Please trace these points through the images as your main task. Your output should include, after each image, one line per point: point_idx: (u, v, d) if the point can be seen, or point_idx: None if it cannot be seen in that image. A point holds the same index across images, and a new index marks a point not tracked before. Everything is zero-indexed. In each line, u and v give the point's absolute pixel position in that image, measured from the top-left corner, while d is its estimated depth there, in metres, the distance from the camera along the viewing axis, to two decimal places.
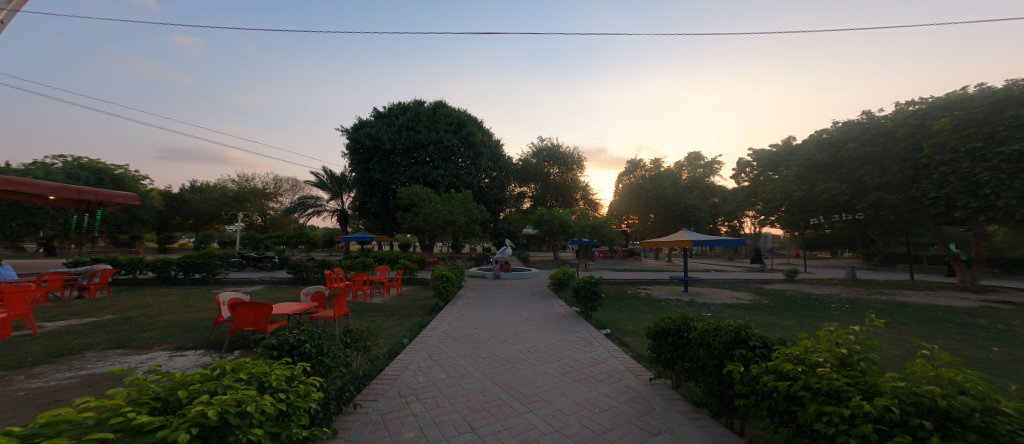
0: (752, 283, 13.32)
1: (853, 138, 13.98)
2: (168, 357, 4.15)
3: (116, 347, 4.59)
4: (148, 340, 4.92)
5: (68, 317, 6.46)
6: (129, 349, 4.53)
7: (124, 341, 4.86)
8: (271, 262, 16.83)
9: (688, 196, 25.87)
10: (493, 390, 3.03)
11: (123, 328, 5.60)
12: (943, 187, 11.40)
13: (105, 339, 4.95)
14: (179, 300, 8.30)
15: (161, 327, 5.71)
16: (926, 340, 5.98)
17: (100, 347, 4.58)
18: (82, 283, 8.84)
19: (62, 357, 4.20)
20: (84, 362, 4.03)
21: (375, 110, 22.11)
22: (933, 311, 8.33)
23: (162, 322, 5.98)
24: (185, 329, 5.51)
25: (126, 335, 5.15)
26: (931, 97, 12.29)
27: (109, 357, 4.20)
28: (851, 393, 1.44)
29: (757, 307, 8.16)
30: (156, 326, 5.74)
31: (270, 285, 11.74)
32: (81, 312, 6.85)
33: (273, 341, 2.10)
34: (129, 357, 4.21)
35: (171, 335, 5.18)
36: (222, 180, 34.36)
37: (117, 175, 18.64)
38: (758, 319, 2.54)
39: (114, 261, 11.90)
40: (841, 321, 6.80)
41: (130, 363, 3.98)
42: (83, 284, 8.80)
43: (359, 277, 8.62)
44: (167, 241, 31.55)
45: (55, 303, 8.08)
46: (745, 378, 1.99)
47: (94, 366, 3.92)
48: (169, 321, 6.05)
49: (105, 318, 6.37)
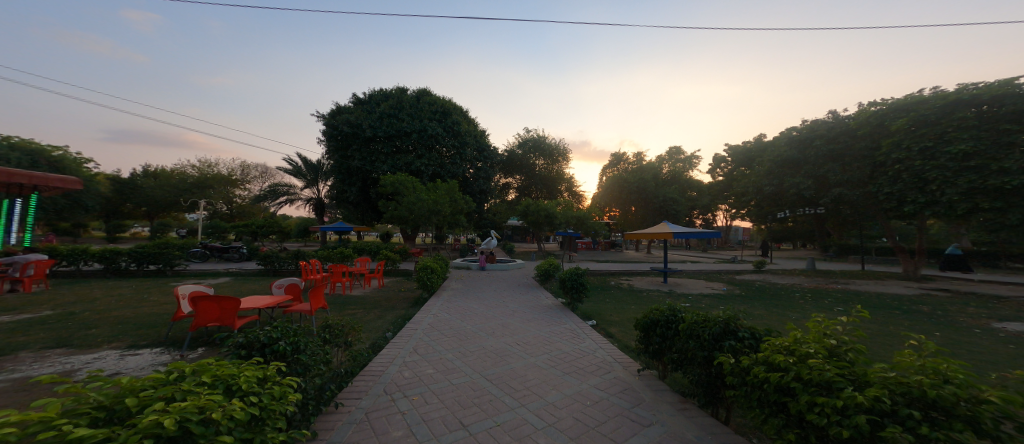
0: (725, 273, 13.93)
1: (821, 136, 14.72)
2: (118, 357, 3.80)
3: (57, 347, 4.16)
4: (95, 338, 4.49)
5: (1, 313, 5.82)
6: (72, 348, 4.11)
7: (65, 339, 4.41)
8: (238, 252, 15.92)
9: (667, 189, 26.60)
10: (482, 385, 2.96)
11: (66, 325, 5.09)
12: (896, 183, 12.25)
13: (44, 337, 4.48)
14: (133, 294, 7.65)
15: (111, 323, 5.23)
16: (887, 326, 6.44)
17: (38, 347, 4.13)
18: (14, 276, 7.94)
19: None
20: (17, 364, 3.61)
21: (355, 95, 21.15)
22: (885, 299, 9.03)
23: (112, 318, 5.48)
24: (139, 325, 5.09)
25: (68, 333, 4.68)
26: (891, 99, 13.11)
27: (47, 358, 3.79)
28: (842, 383, 1.48)
29: (733, 296, 8.54)
30: (104, 322, 5.25)
31: (238, 277, 11.10)
32: (14, 308, 6.16)
33: (241, 340, 1.90)
34: (72, 358, 3.81)
35: (122, 332, 4.75)
36: (180, 164, 31.96)
37: (54, 157, 16.87)
38: (747, 309, 2.56)
39: (53, 251, 10.82)
40: (809, 309, 7.22)
41: (73, 364, 3.60)
42: (16, 276, 7.91)
43: (337, 268, 8.29)
44: (117, 230, 29.16)
45: None
46: (734, 369, 2.01)
47: (30, 368, 3.51)
48: (121, 317, 5.56)
49: (43, 314, 5.77)
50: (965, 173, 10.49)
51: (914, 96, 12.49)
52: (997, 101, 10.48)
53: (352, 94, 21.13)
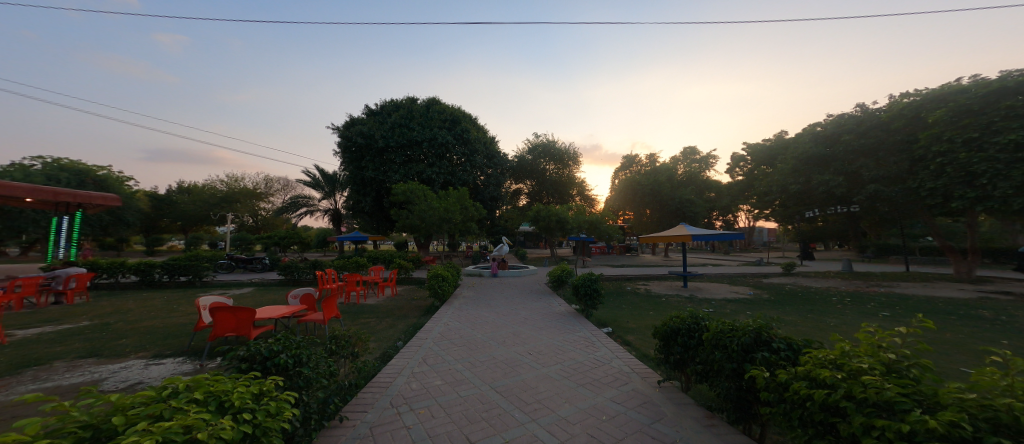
0: (750, 277, 13.26)
1: (849, 131, 13.94)
2: (142, 367, 3.94)
3: (88, 357, 4.37)
4: (123, 348, 4.69)
5: (42, 324, 6.18)
6: (102, 358, 4.31)
7: (97, 349, 4.63)
8: (261, 263, 16.51)
9: (684, 190, 25.84)
10: (491, 397, 2.87)
11: (99, 335, 5.36)
12: (940, 178, 11.37)
13: (78, 348, 4.72)
14: (162, 305, 8.02)
15: (140, 333, 5.48)
16: (932, 332, 5.93)
17: (71, 357, 4.35)
18: (57, 288, 8.50)
19: (28, 368, 3.97)
20: (51, 374, 3.79)
21: (367, 107, 21.76)
22: (932, 303, 8.31)
23: (141, 329, 5.73)
24: (165, 335, 5.29)
25: (99, 344, 4.91)
26: (926, 89, 12.28)
27: (79, 368, 3.97)
28: (905, 404, 1.30)
29: (759, 301, 8.09)
30: (133, 332, 5.50)
31: (259, 287, 11.49)
32: (55, 319, 6.55)
33: (242, 353, 1.87)
34: (101, 367, 3.98)
35: (148, 342, 4.95)
36: (210, 180, 33.73)
37: (99, 176, 18.14)
38: (778, 317, 2.36)
39: (94, 264, 11.54)
40: (843, 315, 6.74)
41: (101, 373, 3.76)
42: (59, 289, 8.44)
43: (352, 277, 8.43)
44: (154, 243, 30.96)
45: (30, 310, 7.81)
46: (770, 385, 1.83)
47: (62, 377, 3.68)
48: (149, 327, 5.82)
49: (81, 325, 6.11)
50: (1019, 165, 9.63)
51: (952, 85, 11.66)
52: None
53: (364, 106, 21.74)
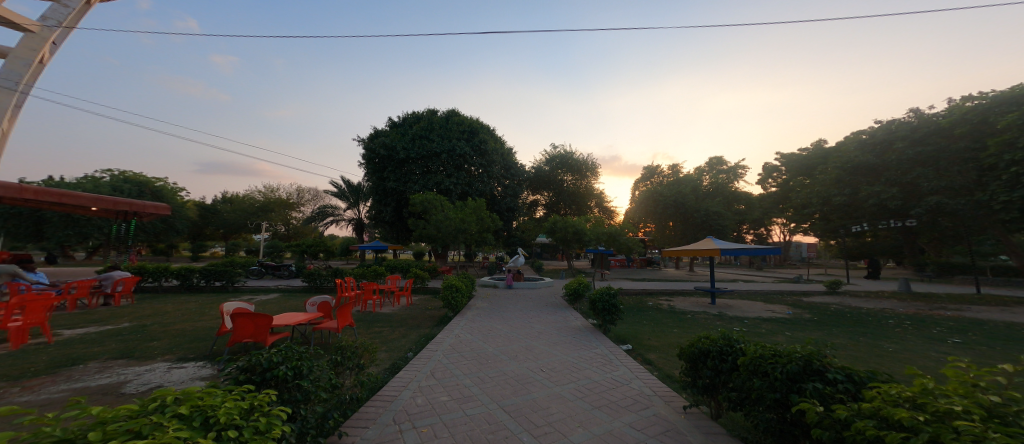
0: (787, 295, 12.32)
1: (902, 137, 12.82)
2: (165, 370, 4.12)
3: (118, 358, 4.61)
4: (151, 351, 4.93)
5: (87, 325, 6.66)
6: (130, 360, 4.54)
7: (128, 351, 4.89)
8: (289, 270, 17.25)
9: (709, 202, 24.74)
10: (499, 418, 2.73)
11: (133, 337, 5.68)
12: (1016, 189, 10.13)
13: (112, 349, 5.00)
14: (194, 308, 8.47)
15: (169, 336, 5.76)
16: (997, 361, 5.24)
17: (103, 358, 4.60)
18: (106, 291, 9.22)
19: (65, 368, 4.23)
20: (82, 374, 4.01)
21: (390, 120, 22.57)
22: (1006, 330, 7.31)
23: (171, 332, 6.04)
24: (190, 339, 5.54)
25: (132, 345, 5.20)
26: (994, 91, 11.11)
27: (108, 369, 4.19)
28: None
29: (796, 321, 7.45)
30: (164, 335, 5.80)
31: (285, 294, 11.95)
32: (98, 320, 7.04)
33: (244, 363, 1.87)
34: (127, 369, 4.19)
35: (175, 345, 5.18)
36: (248, 191, 35.99)
37: (156, 187, 19.78)
38: (832, 343, 2.02)
39: (140, 269, 12.45)
40: (895, 340, 6.05)
41: (126, 375, 3.94)
42: (108, 291, 9.15)
43: (370, 286, 8.60)
44: (198, 249, 33.24)
45: (81, 311, 8.47)
46: (824, 422, 1.46)
47: (91, 378, 3.89)
48: (178, 330, 6.12)
49: (119, 326, 6.52)
50: None
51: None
52: None
53: (387, 119, 22.56)
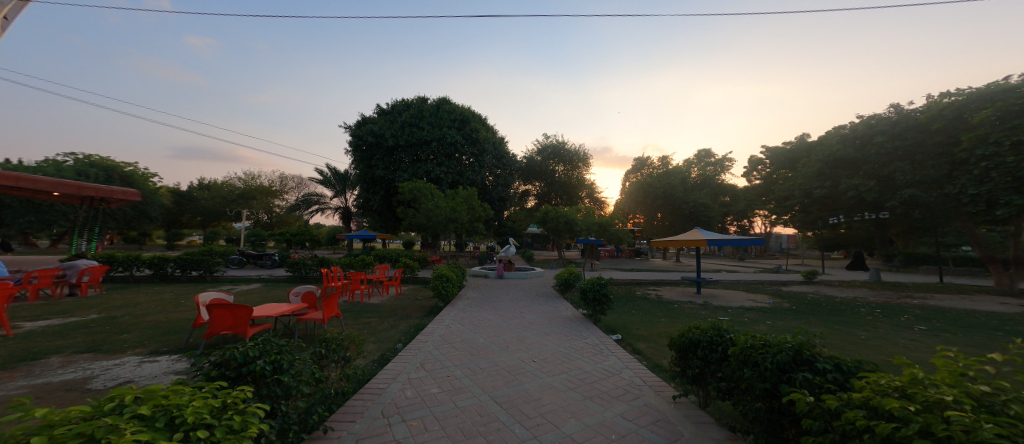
0: (768, 284, 12.73)
1: (882, 132, 13.21)
2: (136, 364, 3.95)
3: (86, 352, 4.39)
4: (122, 344, 4.72)
5: (52, 316, 6.33)
6: (99, 353, 4.33)
7: (96, 344, 4.67)
8: (271, 259, 16.80)
9: (697, 193, 25.14)
10: (490, 410, 2.70)
11: (102, 329, 5.43)
12: (984, 183, 10.60)
13: (79, 342, 4.77)
14: (170, 299, 8.15)
15: (142, 328, 5.53)
16: (965, 347, 5.51)
17: (69, 351, 4.38)
18: (72, 281, 8.78)
19: (27, 362, 4.00)
20: (45, 369, 3.80)
21: (378, 106, 21.95)
22: (970, 318, 7.72)
23: (144, 324, 5.79)
24: (164, 331, 5.32)
25: (100, 338, 4.96)
26: (969, 88, 11.51)
27: (75, 363, 3.99)
28: None
29: (779, 311, 7.69)
30: (136, 327, 5.56)
31: (267, 284, 11.63)
32: (65, 312, 6.70)
33: (218, 357, 1.77)
34: (95, 363, 4.00)
35: (147, 338, 4.96)
36: (228, 177, 34.71)
37: (126, 172, 18.82)
38: (821, 334, 2.04)
39: (110, 258, 11.90)
40: (871, 328, 6.30)
41: (93, 370, 3.76)
42: (74, 281, 8.72)
43: (357, 276, 8.45)
44: (175, 237, 32.05)
45: (46, 301, 8.05)
46: (812, 411, 1.48)
47: (54, 373, 3.69)
48: (152, 322, 5.88)
49: (87, 318, 6.22)
50: None
51: (999, 84, 10.88)
52: None
53: (376, 105, 21.94)
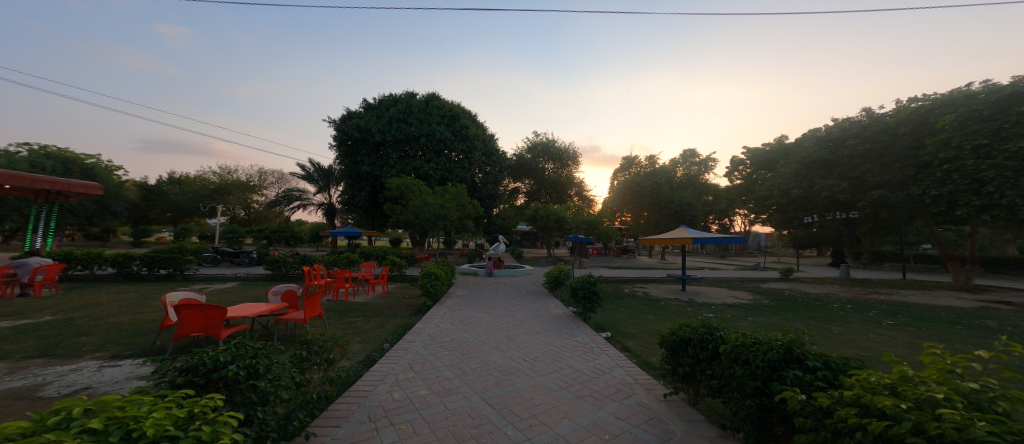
0: (749, 281, 13.14)
1: (855, 135, 13.79)
2: (96, 369, 3.69)
3: (39, 356, 4.08)
4: (80, 347, 4.41)
5: (3, 318, 5.87)
6: (54, 358, 4.03)
7: (51, 348, 4.34)
8: (248, 257, 16.18)
9: (683, 192, 25.68)
10: (482, 411, 2.64)
11: (59, 332, 5.07)
12: (946, 185, 11.23)
13: (32, 346, 4.43)
14: (136, 299, 7.70)
15: (104, 330, 5.19)
16: (934, 341, 5.80)
17: (20, 356, 4.06)
18: (23, 280, 8.18)
19: None
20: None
21: (365, 100, 21.41)
22: (935, 312, 8.16)
23: (106, 325, 5.44)
24: (129, 333, 5.01)
25: (56, 341, 4.62)
26: (935, 94, 12.13)
27: (27, 369, 3.70)
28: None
29: (761, 307, 7.91)
30: (96, 329, 5.21)
31: (244, 282, 11.17)
32: (18, 313, 6.23)
33: (185, 362, 1.64)
34: (49, 369, 3.71)
35: (109, 341, 4.65)
36: (201, 171, 33.21)
37: (87, 165, 17.70)
38: (809, 331, 2.07)
39: (69, 255, 11.16)
40: (849, 323, 6.54)
41: (47, 376, 3.49)
42: (25, 281, 8.13)
43: (341, 274, 8.22)
44: (143, 234, 30.49)
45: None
46: (804, 409, 1.47)
47: (2, 380, 3.41)
48: (115, 324, 5.53)
49: (42, 320, 5.79)
50: None
51: (962, 90, 11.51)
52: None
53: (362, 99, 21.40)
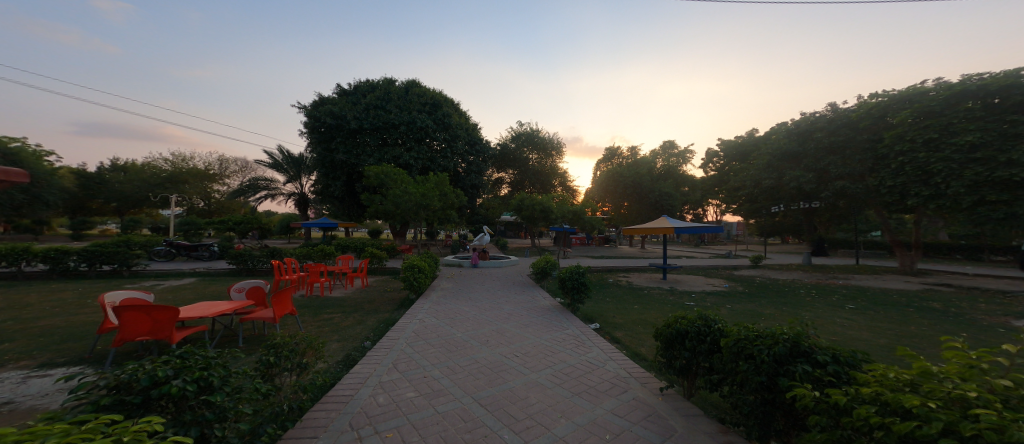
0: (722, 269, 13.67)
1: (821, 129, 14.49)
2: (19, 380, 3.25)
3: None
4: (1, 355, 3.89)
5: None
6: None
7: None
8: (209, 251, 15.11)
9: (662, 183, 26.31)
10: (474, 413, 2.50)
11: None
12: (899, 176, 12.06)
13: None
14: (76, 299, 6.95)
15: (33, 335, 4.62)
16: (898, 322, 6.19)
17: None
18: None
19: None
20: None
21: (339, 85, 20.30)
22: (891, 296, 8.78)
23: (36, 329, 4.85)
24: (62, 338, 4.48)
25: None
26: (893, 90, 12.90)
27: None
28: None
29: (738, 294, 8.22)
30: (22, 334, 4.63)
31: (205, 278, 10.41)
32: None
33: (124, 377, 1.40)
34: None
35: (38, 347, 4.14)
36: (153, 158, 30.60)
37: (11, 149, 15.85)
38: (813, 324, 2.07)
39: None
40: (822, 309, 6.87)
41: None
42: None
43: (314, 267, 7.80)
44: (85, 226, 27.93)
45: None
46: (819, 406, 1.45)
47: None
48: (47, 327, 4.94)
49: None
50: (971, 165, 10.33)
51: (917, 87, 12.30)
52: (1004, 92, 10.37)
53: (336, 84, 20.29)
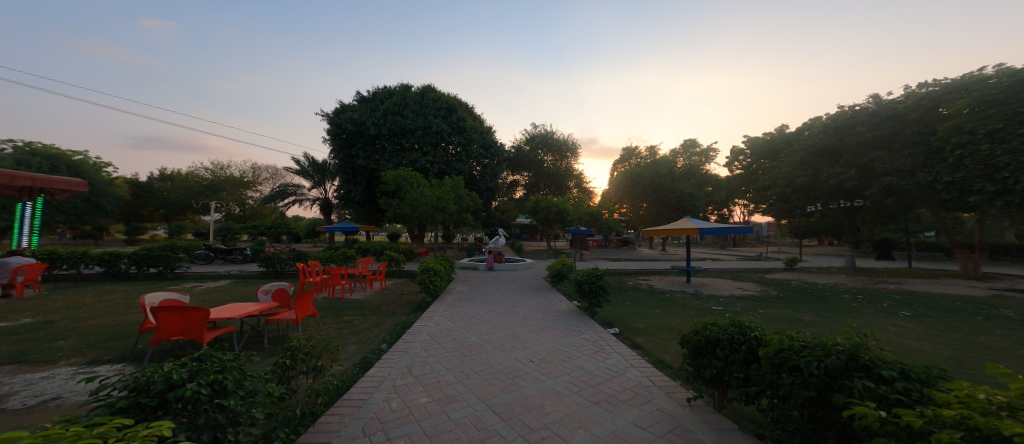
0: (753, 273, 12.92)
1: (862, 122, 13.52)
2: (69, 377, 3.51)
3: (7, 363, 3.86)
4: (54, 353, 4.21)
5: None
6: (26, 365, 3.84)
7: (24, 354, 4.15)
8: (242, 254, 15.94)
9: (685, 183, 25.40)
10: (489, 421, 2.46)
11: (36, 336, 4.88)
12: (958, 171, 11.01)
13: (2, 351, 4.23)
14: (121, 300, 7.46)
15: (83, 333, 4.98)
16: (951, 330, 5.65)
17: None
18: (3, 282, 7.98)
19: None
20: None
21: (359, 93, 21.01)
22: (945, 302, 7.99)
23: (86, 328, 5.23)
24: (107, 338, 4.80)
25: (30, 346, 4.43)
26: (946, 79, 11.88)
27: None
28: None
29: (768, 298, 7.78)
30: (74, 333, 5.00)
31: (237, 280, 10.96)
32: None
33: (141, 379, 1.46)
34: (19, 377, 3.52)
35: (87, 346, 4.45)
36: (193, 167, 32.76)
37: (73, 162, 17.40)
38: (871, 334, 1.89)
39: (52, 254, 10.92)
40: (865, 315, 6.38)
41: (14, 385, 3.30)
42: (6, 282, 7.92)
43: (337, 270, 8.03)
44: (135, 232, 30.26)
45: None
46: (884, 426, 1.31)
47: None
48: (95, 327, 5.32)
49: (20, 323, 5.58)
50: None
51: (975, 74, 11.28)
52: None
53: (356, 92, 21.02)
